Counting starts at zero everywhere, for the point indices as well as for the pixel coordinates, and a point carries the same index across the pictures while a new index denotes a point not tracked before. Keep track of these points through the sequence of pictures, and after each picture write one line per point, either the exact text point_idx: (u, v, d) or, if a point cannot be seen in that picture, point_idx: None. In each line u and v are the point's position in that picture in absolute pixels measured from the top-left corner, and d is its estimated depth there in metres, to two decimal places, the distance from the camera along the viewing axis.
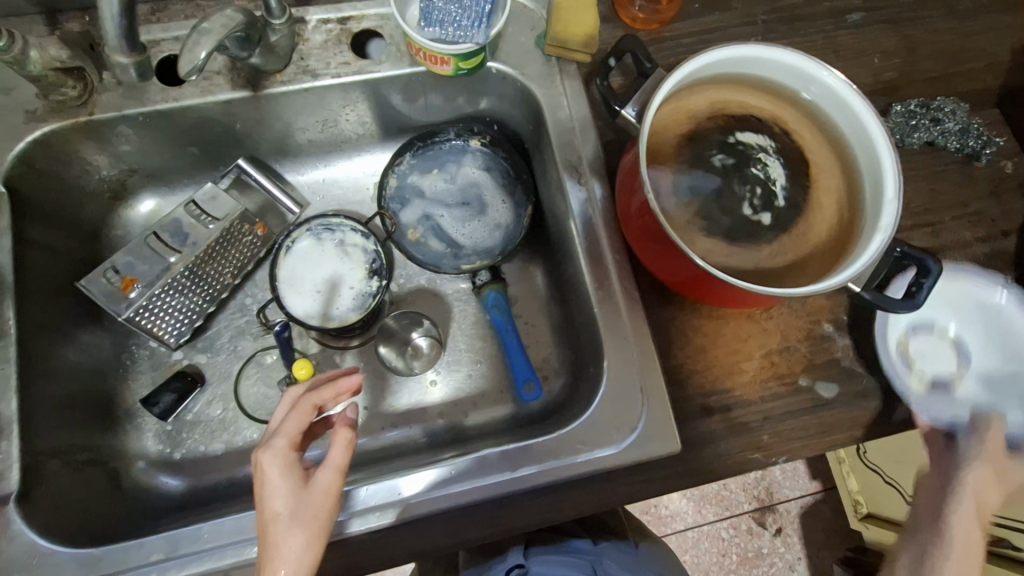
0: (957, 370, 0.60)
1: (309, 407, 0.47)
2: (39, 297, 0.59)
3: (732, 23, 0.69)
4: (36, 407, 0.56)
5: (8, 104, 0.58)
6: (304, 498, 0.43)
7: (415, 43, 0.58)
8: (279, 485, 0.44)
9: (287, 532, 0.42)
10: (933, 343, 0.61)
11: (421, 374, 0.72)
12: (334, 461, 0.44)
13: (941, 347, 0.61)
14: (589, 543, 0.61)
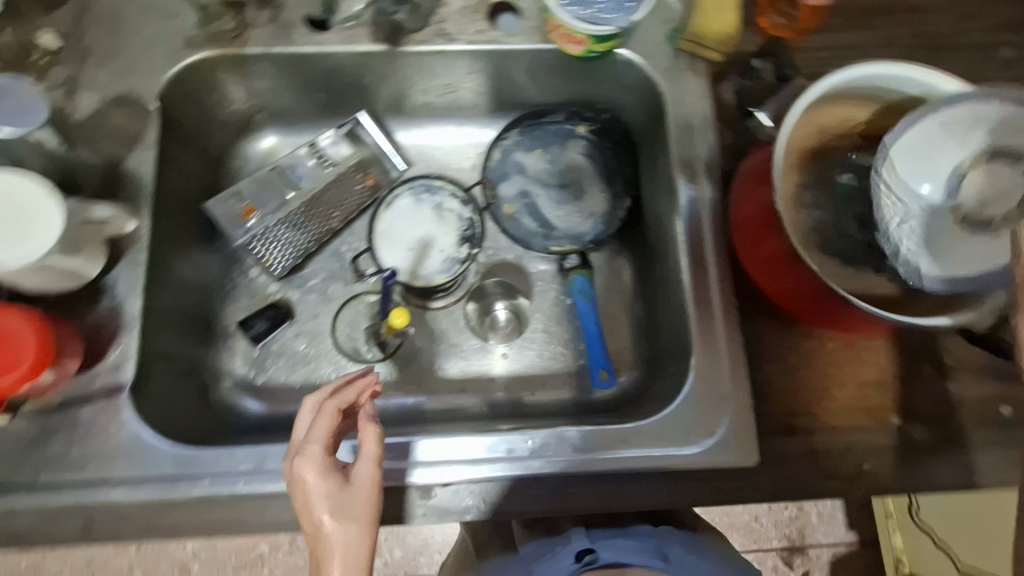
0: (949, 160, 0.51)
1: (334, 411, 0.47)
2: (170, 211, 0.64)
3: (874, 42, 0.67)
4: (155, 311, 0.60)
5: (172, 28, 0.62)
6: (347, 504, 0.42)
7: (556, 19, 0.60)
8: (321, 489, 0.42)
9: (339, 534, 0.40)
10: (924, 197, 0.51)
11: (494, 346, 0.72)
12: (370, 452, 0.44)
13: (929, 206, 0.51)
14: (651, 529, 0.59)
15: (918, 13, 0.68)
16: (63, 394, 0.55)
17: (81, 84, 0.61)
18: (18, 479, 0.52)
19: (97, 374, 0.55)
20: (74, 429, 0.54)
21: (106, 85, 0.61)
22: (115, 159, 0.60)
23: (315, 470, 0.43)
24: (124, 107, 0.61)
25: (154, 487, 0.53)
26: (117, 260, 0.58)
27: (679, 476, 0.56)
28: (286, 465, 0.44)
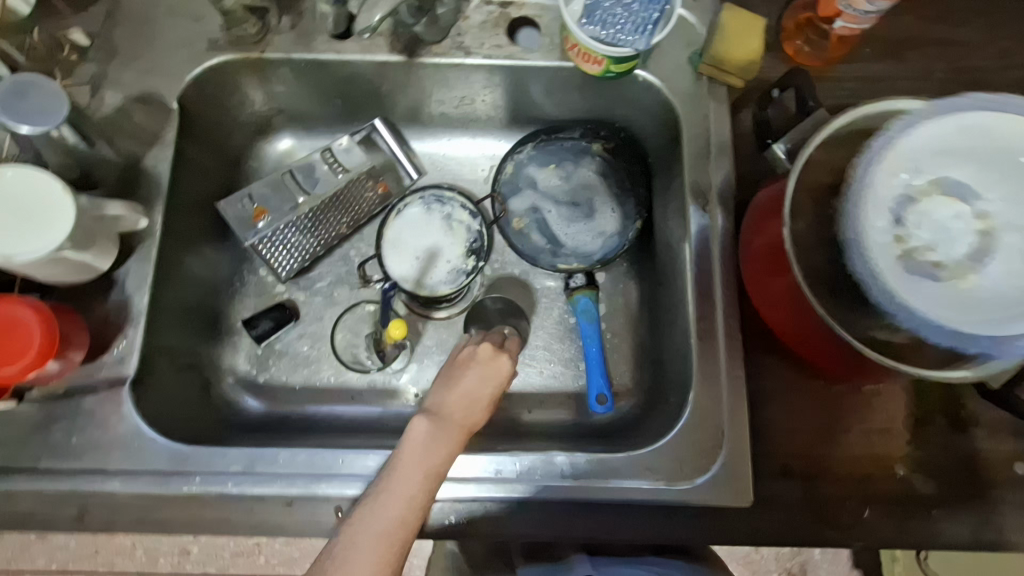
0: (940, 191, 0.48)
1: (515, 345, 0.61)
2: (184, 209, 0.65)
3: (905, 75, 0.64)
4: (164, 307, 0.62)
5: (198, 30, 0.63)
6: (488, 396, 0.52)
7: (573, 38, 0.59)
8: (501, 368, 0.54)
9: (483, 402, 0.52)
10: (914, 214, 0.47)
11: None
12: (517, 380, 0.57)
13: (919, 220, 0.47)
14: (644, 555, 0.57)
15: (954, 47, 0.65)
16: (67, 384, 0.56)
17: (107, 81, 0.62)
18: (18, 463, 0.54)
19: (101, 365, 0.56)
20: (75, 418, 0.55)
21: (130, 84, 0.62)
22: (134, 157, 0.61)
23: (501, 359, 0.55)
24: (146, 105, 0.62)
25: (147, 481, 0.54)
26: (128, 255, 0.59)
27: (670, 510, 0.55)
28: (479, 343, 0.57)
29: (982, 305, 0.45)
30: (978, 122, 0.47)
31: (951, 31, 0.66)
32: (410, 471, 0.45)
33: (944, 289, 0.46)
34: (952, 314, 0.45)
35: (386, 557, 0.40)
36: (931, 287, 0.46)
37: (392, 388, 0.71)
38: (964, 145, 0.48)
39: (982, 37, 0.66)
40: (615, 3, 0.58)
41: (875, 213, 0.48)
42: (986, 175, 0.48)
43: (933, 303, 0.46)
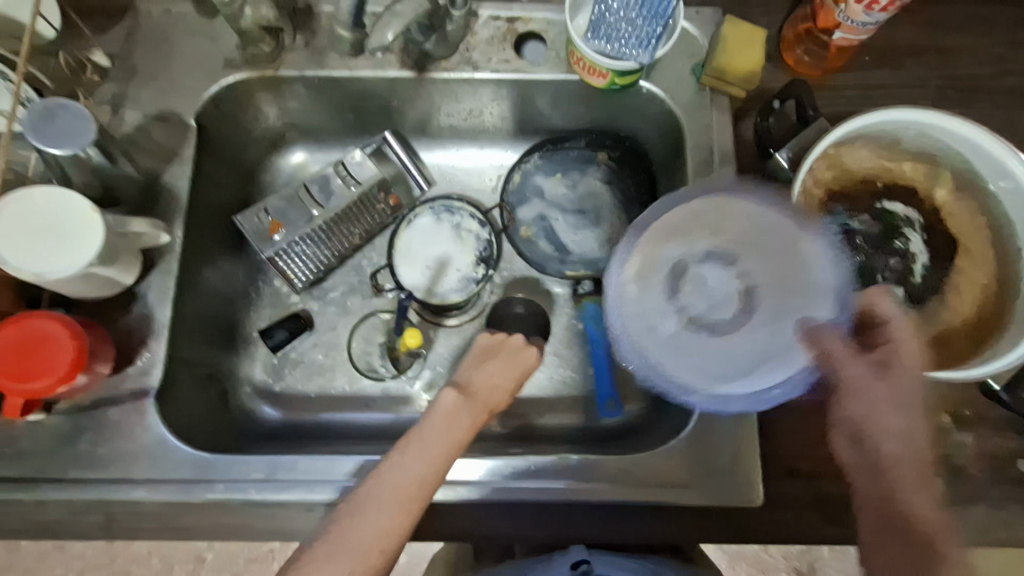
0: (705, 265, 0.58)
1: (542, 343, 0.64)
2: (202, 223, 0.67)
3: (902, 83, 0.66)
4: (184, 319, 0.63)
5: (214, 50, 0.65)
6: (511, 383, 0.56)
7: (579, 52, 0.61)
8: (530, 359, 0.58)
9: (506, 387, 0.56)
10: (709, 287, 0.58)
11: None
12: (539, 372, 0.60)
13: (716, 289, 0.58)
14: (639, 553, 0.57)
15: (950, 54, 0.67)
16: (93, 396, 0.57)
17: (127, 100, 0.64)
18: (46, 473, 0.56)
19: (125, 377, 0.58)
20: (101, 429, 0.57)
21: (149, 103, 0.64)
22: (154, 173, 0.63)
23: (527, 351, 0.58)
24: (165, 123, 0.64)
25: (170, 489, 0.55)
26: (150, 270, 0.61)
27: (678, 511, 0.58)
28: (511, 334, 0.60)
29: (730, 352, 0.57)
30: (669, 215, 0.62)
31: (947, 39, 0.67)
32: (434, 440, 0.50)
33: (705, 346, 0.57)
34: (694, 368, 0.57)
35: (403, 509, 0.47)
36: (706, 351, 0.57)
37: (406, 396, 0.72)
38: (686, 230, 0.60)
39: (978, 45, 0.67)
40: (620, 17, 0.58)
41: (630, 298, 0.61)
42: (700, 250, 0.59)
43: (698, 366, 0.57)
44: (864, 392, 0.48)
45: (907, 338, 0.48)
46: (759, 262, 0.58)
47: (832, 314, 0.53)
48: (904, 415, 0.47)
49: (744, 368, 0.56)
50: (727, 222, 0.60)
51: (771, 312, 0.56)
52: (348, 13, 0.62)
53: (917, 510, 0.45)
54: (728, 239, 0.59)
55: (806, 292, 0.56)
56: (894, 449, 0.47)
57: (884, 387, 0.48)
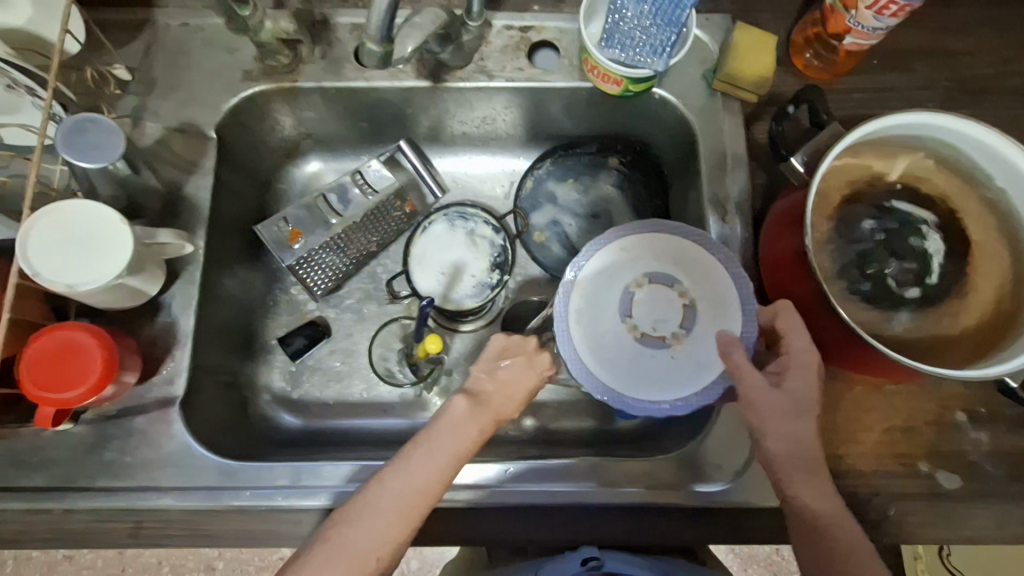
0: (648, 286, 0.59)
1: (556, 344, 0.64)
2: (222, 232, 0.68)
3: (911, 85, 0.67)
4: (207, 328, 0.64)
5: (232, 62, 0.66)
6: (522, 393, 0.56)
7: (593, 59, 0.61)
8: (543, 366, 0.58)
9: (514, 396, 0.56)
10: (654, 306, 0.59)
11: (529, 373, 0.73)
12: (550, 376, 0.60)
13: (659, 306, 0.59)
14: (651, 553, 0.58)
15: (958, 56, 0.68)
16: (119, 405, 0.58)
17: (147, 113, 0.65)
18: (74, 482, 0.56)
19: (151, 386, 0.59)
20: (128, 437, 0.58)
21: (169, 115, 0.65)
22: (175, 184, 0.64)
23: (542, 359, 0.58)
24: (185, 135, 0.65)
25: (198, 497, 0.56)
26: (173, 280, 0.62)
27: (699, 513, 0.58)
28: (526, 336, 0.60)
29: (664, 374, 0.57)
30: (606, 247, 0.60)
31: (953, 41, 0.68)
32: (441, 447, 0.51)
33: (649, 362, 0.57)
34: (637, 384, 0.57)
35: (403, 517, 0.48)
36: (642, 368, 0.57)
37: (423, 401, 0.73)
38: (620, 260, 0.59)
39: (985, 47, 0.68)
40: (635, 25, 0.60)
41: (573, 331, 0.58)
42: (637, 278, 0.59)
43: (636, 385, 0.57)
44: (760, 404, 0.51)
45: (803, 350, 0.53)
46: (695, 274, 0.59)
47: (744, 331, 0.56)
48: (797, 422, 0.52)
49: (677, 387, 0.56)
50: (650, 249, 0.60)
51: (699, 331, 0.58)
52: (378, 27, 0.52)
53: (808, 504, 0.50)
54: (661, 263, 0.59)
55: (724, 309, 0.57)
56: (787, 453, 0.52)
57: (779, 397, 0.52)
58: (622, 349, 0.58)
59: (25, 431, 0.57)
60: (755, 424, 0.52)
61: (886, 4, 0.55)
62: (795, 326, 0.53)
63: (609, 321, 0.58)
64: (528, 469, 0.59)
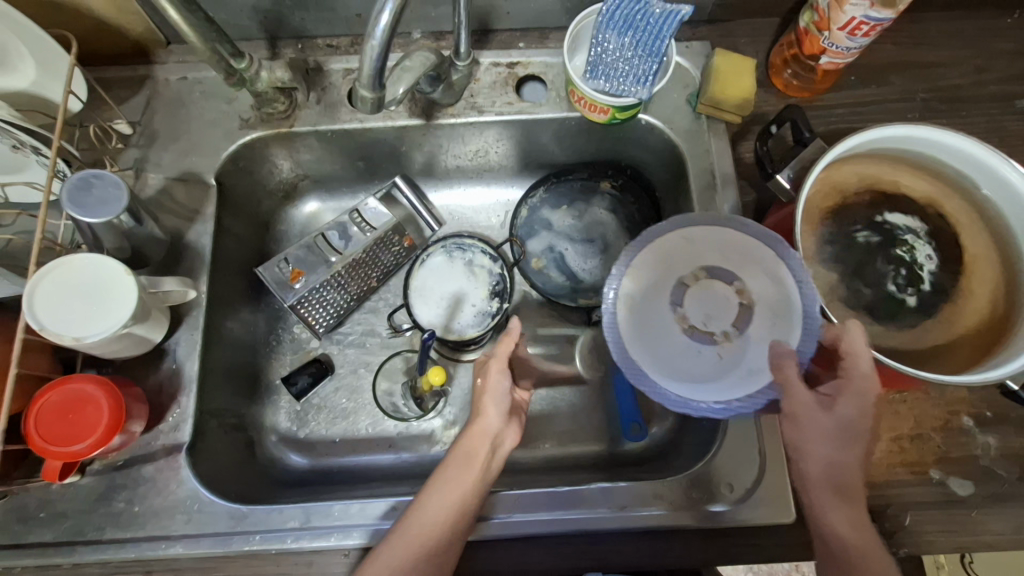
0: (705, 279, 0.58)
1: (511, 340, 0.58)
2: (225, 275, 0.68)
3: (889, 98, 0.69)
4: (212, 371, 0.64)
5: (229, 111, 0.68)
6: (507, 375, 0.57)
7: (578, 91, 0.63)
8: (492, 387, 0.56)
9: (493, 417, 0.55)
10: (710, 299, 0.58)
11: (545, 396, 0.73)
12: (500, 354, 0.57)
13: (717, 301, 0.58)
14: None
15: (933, 68, 0.70)
16: (127, 454, 0.58)
17: (148, 164, 0.67)
18: (84, 535, 0.56)
19: (159, 433, 0.59)
20: (137, 486, 0.58)
21: (169, 165, 0.67)
22: (178, 232, 0.65)
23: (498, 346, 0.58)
24: (187, 184, 0.66)
25: (209, 543, 0.56)
26: (178, 326, 0.62)
27: (714, 533, 0.58)
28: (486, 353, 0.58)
29: (709, 372, 0.56)
30: (669, 234, 0.59)
31: (927, 54, 0.71)
32: (448, 489, 0.51)
33: (694, 356, 0.57)
34: (682, 377, 0.56)
35: (458, 503, 0.50)
36: (686, 361, 0.56)
37: (428, 434, 0.72)
38: (679, 251, 0.59)
39: (958, 58, 0.71)
40: (617, 57, 0.62)
41: (628, 319, 0.57)
42: (695, 269, 0.59)
43: (678, 377, 0.56)
44: (803, 423, 0.51)
45: (863, 375, 0.50)
46: (755, 275, 0.57)
47: (803, 343, 0.54)
48: (842, 446, 0.50)
49: (722, 389, 0.55)
50: (713, 246, 0.59)
51: (750, 334, 0.56)
52: (371, 72, 0.49)
53: (834, 527, 0.49)
54: (721, 260, 0.58)
55: (782, 317, 0.55)
56: (825, 475, 0.50)
57: (826, 419, 0.50)
58: (669, 338, 0.57)
59: (33, 486, 0.57)
60: (796, 442, 0.51)
61: (858, 25, 0.57)
62: (858, 347, 0.50)
63: (664, 310, 0.58)
64: (540, 497, 0.58)
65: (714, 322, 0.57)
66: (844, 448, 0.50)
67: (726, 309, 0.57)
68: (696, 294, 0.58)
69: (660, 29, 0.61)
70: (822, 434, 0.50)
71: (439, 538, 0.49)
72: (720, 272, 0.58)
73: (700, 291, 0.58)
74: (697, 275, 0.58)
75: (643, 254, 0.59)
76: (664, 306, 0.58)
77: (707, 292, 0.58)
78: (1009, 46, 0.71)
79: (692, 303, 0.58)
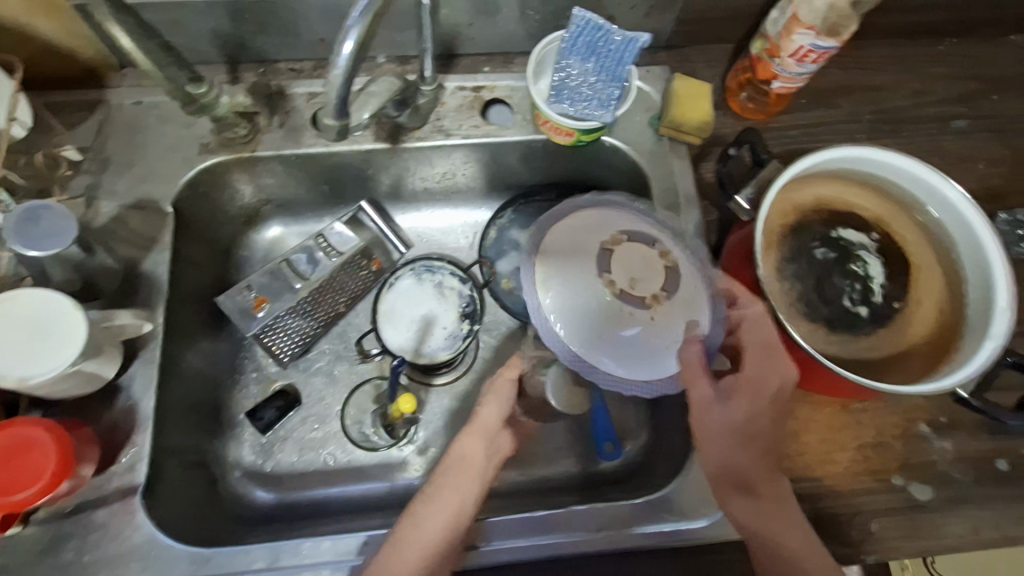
0: (623, 246, 0.66)
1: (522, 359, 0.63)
2: (182, 305, 0.66)
3: (838, 119, 0.73)
4: (170, 407, 0.61)
5: (187, 136, 0.67)
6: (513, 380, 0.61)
7: (544, 115, 0.64)
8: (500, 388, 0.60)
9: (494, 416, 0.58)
10: (631, 266, 0.65)
11: None
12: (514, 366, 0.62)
13: (636, 266, 0.65)
14: None
15: (877, 91, 0.74)
16: (76, 500, 0.55)
17: (100, 192, 0.64)
18: None
19: (112, 475, 0.56)
20: (88, 534, 0.54)
21: (123, 193, 0.65)
22: (132, 262, 0.62)
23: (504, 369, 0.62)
24: (142, 212, 0.64)
25: None
26: (132, 360, 0.59)
27: (688, 551, 0.58)
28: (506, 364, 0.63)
29: (640, 334, 0.63)
30: (575, 216, 0.67)
31: (870, 78, 0.75)
32: (451, 482, 0.53)
33: (623, 320, 0.63)
34: (612, 346, 0.62)
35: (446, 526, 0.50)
36: (620, 328, 0.63)
37: (401, 462, 0.71)
38: (592, 225, 0.67)
39: (899, 81, 0.75)
40: (581, 82, 0.63)
41: (551, 296, 0.63)
42: (612, 246, 0.66)
43: (609, 344, 0.63)
44: (704, 420, 0.58)
45: (763, 376, 0.57)
46: (665, 242, 0.66)
47: (709, 322, 0.63)
48: (742, 445, 0.56)
49: (654, 349, 0.63)
50: (623, 220, 0.67)
51: (673, 296, 0.64)
52: (336, 99, 0.48)
53: (743, 524, 0.55)
54: (636, 227, 0.66)
55: (693, 285, 0.64)
56: (726, 471, 0.57)
57: (721, 413, 0.57)
58: (596, 305, 0.63)
59: None
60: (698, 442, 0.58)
61: (806, 53, 0.60)
62: (755, 346, 0.58)
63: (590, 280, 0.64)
64: (515, 523, 0.57)
65: (636, 288, 0.64)
66: (744, 446, 0.56)
67: (648, 274, 0.65)
68: (614, 262, 0.65)
69: (622, 56, 0.63)
70: (722, 436, 0.57)
71: (429, 562, 0.49)
72: (633, 240, 0.66)
73: (619, 255, 0.65)
74: (615, 242, 0.66)
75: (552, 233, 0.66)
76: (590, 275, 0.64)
77: (625, 256, 0.65)
78: (943, 70, 0.76)
79: (614, 269, 0.65)
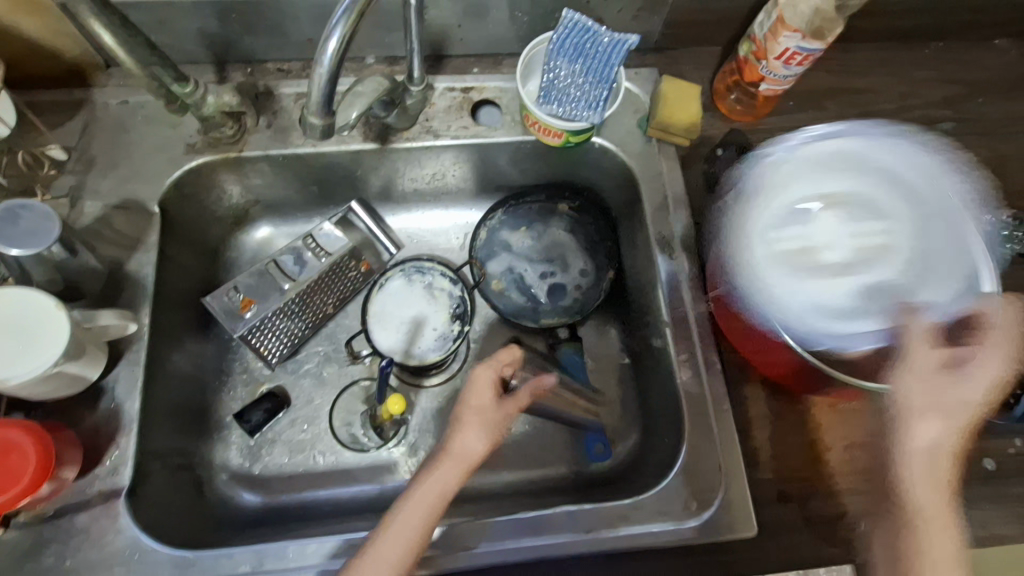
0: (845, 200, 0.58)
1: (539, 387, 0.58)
2: (168, 307, 0.65)
3: (825, 121, 0.73)
4: (154, 409, 0.61)
5: (173, 136, 0.66)
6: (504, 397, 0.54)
7: (533, 116, 0.64)
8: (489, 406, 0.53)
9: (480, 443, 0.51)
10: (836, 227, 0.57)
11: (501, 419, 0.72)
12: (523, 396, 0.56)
13: (838, 229, 0.57)
14: None
15: (863, 94, 0.75)
16: (58, 503, 0.54)
17: (85, 192, 0.64)
18: None
19: (94, 478, 0.55)
20: (69, 538, 0.53)
21: (108, 193, 0.64)
22: (116, 263, 0.62)
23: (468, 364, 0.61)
24: (127, 212, 0.63)
25: None
26: (116, 361, 0.59)
27: (678, 551, 0.58)
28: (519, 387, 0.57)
29: (832, 305, 0.54)
30: (816, 153, 0.59)
31: (856, 81, 0.76)
32: (417, 512, 0.47)
33: (788, 280, 0.55)
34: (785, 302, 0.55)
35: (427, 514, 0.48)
36: (816, 292, 0.55)
37: (390, 463, 0.70)
38: (832, 169, 0.59)
39: (885, 84, 0.76)
40: (569, 83, 0.64)
41: (769, 259, 0.56)
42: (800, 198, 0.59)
43: (803, 305, 0.54)
44: (947, 388, 0.46)
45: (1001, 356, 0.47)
46: (922, 208, 0.57)
47: (947, 306, 0.51)
48: (953, 417, 0.45)
49: (834, 324, 0.54)
50: (865, 167, 0.59)
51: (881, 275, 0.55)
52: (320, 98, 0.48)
53: (916, 502, 0.46)
54: (893, 187, 0.58)
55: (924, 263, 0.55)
56: (928, 447, 0.46)
57: (972, 389, 0.45)
58: (802, 264, 0.56)
59: None
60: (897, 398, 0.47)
61: (792, 55, 0.60)
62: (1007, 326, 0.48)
63: (796, 230, 0.57)
64: (503, 524, 0.57)
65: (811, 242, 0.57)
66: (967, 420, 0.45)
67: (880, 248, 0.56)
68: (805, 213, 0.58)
69: (609, 58, 0.63)
70: (947, 401, 0.45)
71: None
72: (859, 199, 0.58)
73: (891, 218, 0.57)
74: (862, 197, 0.58)
75: (778, 167, 0.60)
76: (805, 229, 0.57)
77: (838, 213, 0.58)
78: (929, 73, 0.77)
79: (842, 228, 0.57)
